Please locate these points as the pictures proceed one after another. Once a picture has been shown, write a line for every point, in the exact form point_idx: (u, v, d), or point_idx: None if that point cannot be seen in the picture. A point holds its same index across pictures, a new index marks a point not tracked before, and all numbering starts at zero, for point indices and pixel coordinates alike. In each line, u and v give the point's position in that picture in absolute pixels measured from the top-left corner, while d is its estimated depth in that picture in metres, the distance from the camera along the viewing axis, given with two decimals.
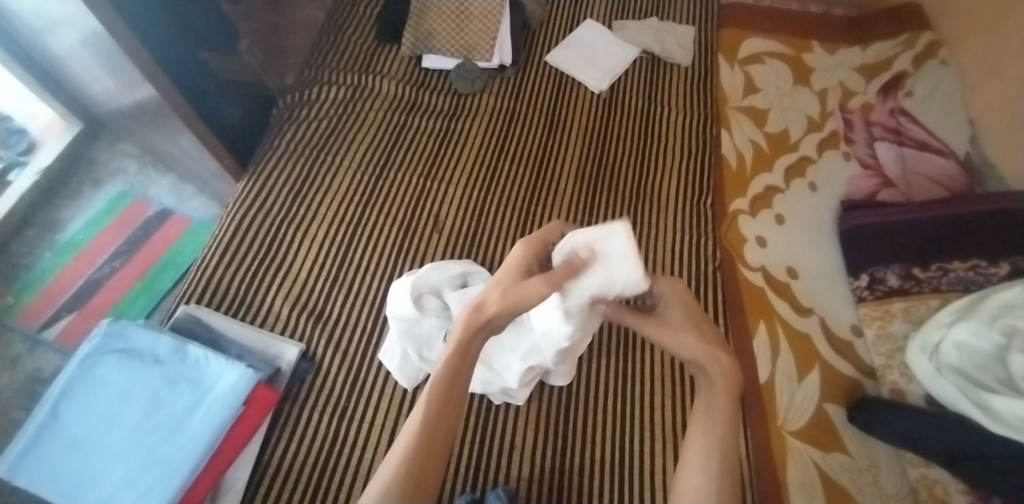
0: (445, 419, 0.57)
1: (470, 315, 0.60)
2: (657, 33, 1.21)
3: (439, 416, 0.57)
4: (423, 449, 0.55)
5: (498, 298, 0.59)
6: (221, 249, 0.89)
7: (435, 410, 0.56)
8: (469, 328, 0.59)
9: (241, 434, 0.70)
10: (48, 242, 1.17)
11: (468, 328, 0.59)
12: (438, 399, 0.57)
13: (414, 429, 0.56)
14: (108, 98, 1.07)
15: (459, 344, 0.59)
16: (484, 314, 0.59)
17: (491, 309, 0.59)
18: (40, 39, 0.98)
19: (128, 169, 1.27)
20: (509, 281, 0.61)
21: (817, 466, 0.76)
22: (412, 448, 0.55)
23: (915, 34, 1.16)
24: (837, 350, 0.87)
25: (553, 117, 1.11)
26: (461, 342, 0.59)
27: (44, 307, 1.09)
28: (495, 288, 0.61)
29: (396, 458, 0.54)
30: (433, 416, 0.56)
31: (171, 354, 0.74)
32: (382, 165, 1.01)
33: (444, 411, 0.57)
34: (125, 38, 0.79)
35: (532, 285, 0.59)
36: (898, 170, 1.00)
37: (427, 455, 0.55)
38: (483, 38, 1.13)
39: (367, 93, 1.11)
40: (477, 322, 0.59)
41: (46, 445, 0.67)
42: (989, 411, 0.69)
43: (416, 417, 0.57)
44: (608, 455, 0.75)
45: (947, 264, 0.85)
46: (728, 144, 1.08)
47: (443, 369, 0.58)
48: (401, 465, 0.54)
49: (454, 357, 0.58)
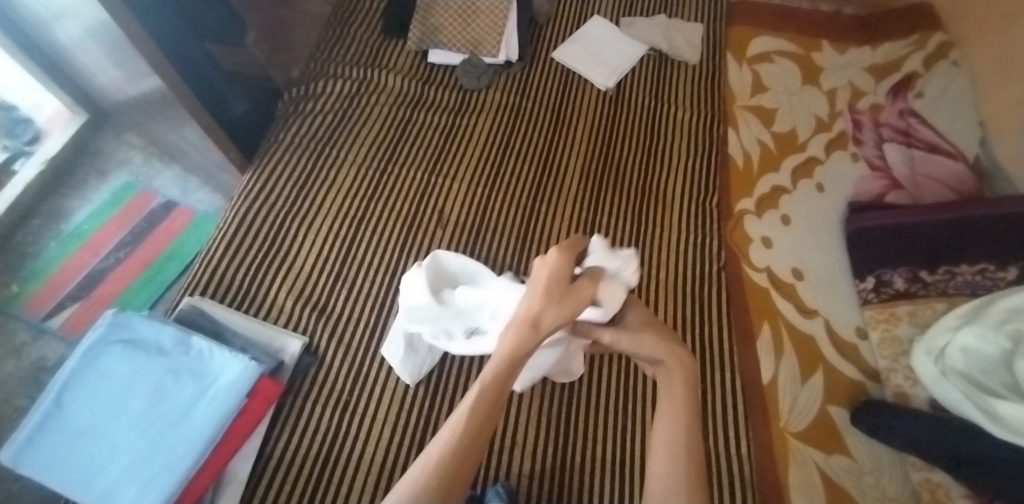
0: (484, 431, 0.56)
1: (524, 329, 0.59)
2: (665, 30, 1.20)
3: (478, 429, 0.56)
4: (456, 459, 0.54)
5: (554, 311, 0.59)
6: (225, 241, 0.89)
7: (477, 417, 0.57)
8: (524, 341, 0.59)
9: (245, 426, 0.71)
10: (53, 231, 1.17)
11: (520, 339, 0.59)
12: (479, 410, 0.57)
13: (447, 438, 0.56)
14: (114, 89, 1.07)
15: (510, 355, 0.59)
16: (541, 329, 0.59)
17: (544, 324, 0.59)
18: (48, 29, 0.98)
19: (134, 160, 1.28)
20: (557, 290, 0.61)
21: (819, 468, 0.76)
22: (447, 456, 0.54)
23: (927, 34, 1.15)
24: (840, 352, 0.86)
25: (559, 114, 1.11)
26: (513, 353, 0.59)
27: (49, 296, 1.09)
28: (544, 299, 0.60)
29: (429, 462, 0.54)
30: (472, 424, 0.56)
31: (176, 346, 0.75)
32: (387, 160, 1.01)
33: (483, 424, 0.56)
34: (132, 28, 0.79)
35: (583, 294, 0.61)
36: (907, 172, 0.99)
37: (461, 464, 0.54)
38: (489, 33, 1.13)
39: (372, 87, 1.11)
40: (532, 336, 0.59)
41: (49, 435, 0.67)
42: (993, 416, 0.69)
43: (455, 425, 0.57)
44: (608, 453, 0.74)
45: (955, 267, 0.85)
46: (735, 144, 1.08)
47: (489, 378, 0.59)
48: (431, 472, 0.53)
49: (502, 370, 0.59)
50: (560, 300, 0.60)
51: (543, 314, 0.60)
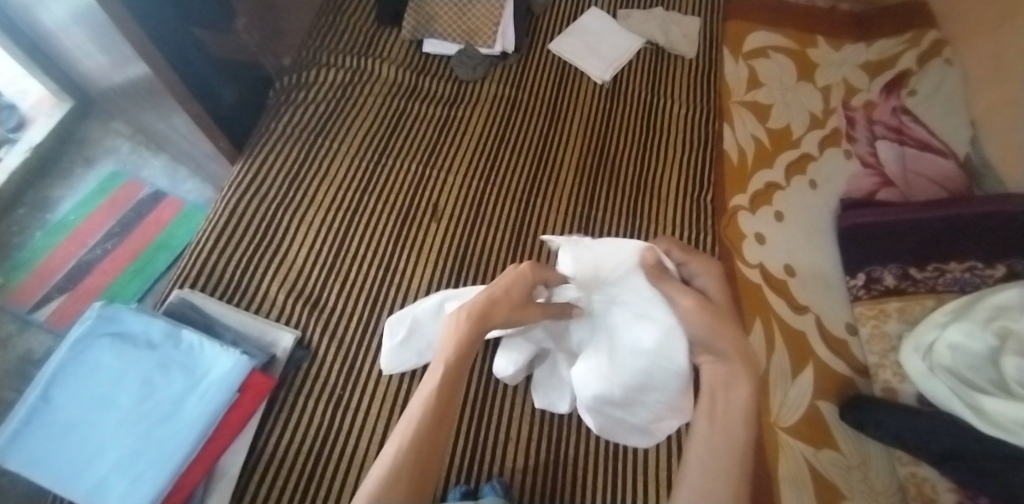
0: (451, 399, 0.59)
1: (477, 317, 0.64)
2: (662, 24, 1.20)
3: (444, 399, 0.59)
4: (428, 430, 0.56)
5: (506, 310, 0.65)
6: (216, 233, 0.88)
7: (445, 386, 0.59)
8: (474, 327, 0.63)
9: (236, 420, 0.70)
10: (39, 221, 1.15)
11: (472, 328, 0.63)
12: (446, 378, 0.60)
13: (413, 423, 0.57)
14: (100, 75, 1.05)
15: (461, 341, 0.62)
16: (491, 320, 0.64)
17: (497, 317, 0.65)
18: (32, 13, 0.96)
19: (121, 148, 1.25)
20: (513, 298, 0.66)
21: (808, 462, 0.77)
22: (420, 426, 0.56)
23: (921, 32, 1.16)
24: (831, 348, 0.87)
25: (555, 107, 1.10)
26: (464, 339, 0.62)
27: (35, 287, 1.07)
28: (500, 296, 0.66)
29: (402, 435, 0.56)
30: (435, 406, 0.58)
31: (165, 339, 0.74)
32: (381, 151, 1.00)
33: (449, 395, 0.59)
34: (117, 10, 0.76)
35: (529, 312, 0.67)
36: (899, 169, 1.00)
37: (426, 451, 0.55)
38: (485, 24, 1.12)
39: (366, 77, 1.09)
40: (481, 327, 0.64)
41: (37, 429, 0.66)
42: (980, 412, 0.70)
43: (421, 400, 0.59)
44: (602, 446, 0.75)
45: (944, 265, 0.85)
46: (731, 139, 1.08)
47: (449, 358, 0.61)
48: (410, 441, 0.55)
49: (458, 351, 0.61)
50: (513, 306, 0.66)
51: (491, 311, 0.65)
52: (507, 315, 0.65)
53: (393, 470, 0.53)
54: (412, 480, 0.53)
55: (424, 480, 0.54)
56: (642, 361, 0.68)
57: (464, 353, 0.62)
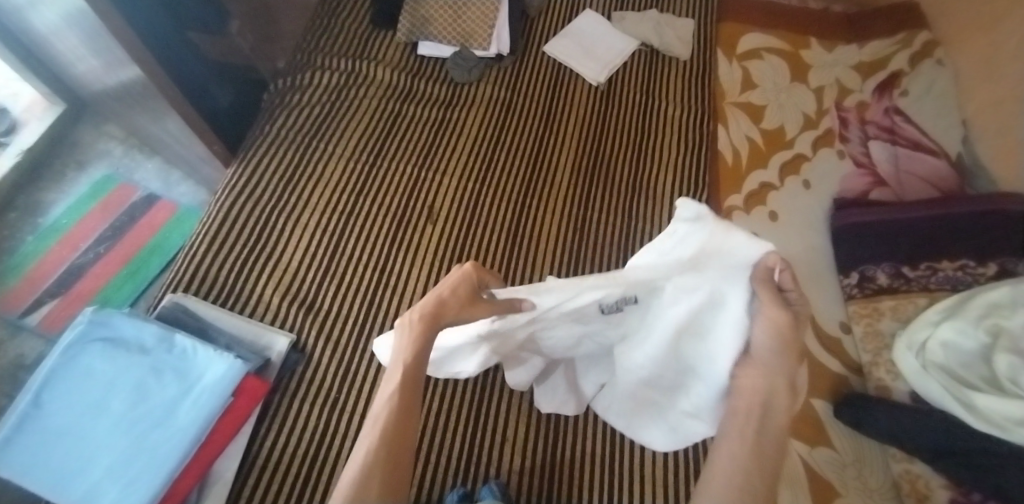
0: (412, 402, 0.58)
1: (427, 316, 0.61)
2: (656, 25, 1.20)
3: (405, 404, 0.57)
4: (394, 435, 0.55)
5: (456, 308, 0.61)
6: (210, 236, 0.87)
7: (404, 390, 0.58)
8: (427, 327, 0.60)
9: (231, 424, 0.69)
10: (30, 225, 1.14)
11: (425, 329, 0.60)
12: (404, 382, 0.58)
13: (377, 429, 0.55)
14: (92, 78, 1.04)
15: (415, 343, 0.60)
16: (443, 318, 0.61)
17: (450, 312, 0.61)
18: (23, 16, 0.95)
19: (113, 152, 1.24)
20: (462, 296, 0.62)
21: (804, 461, 0.77)
22: (384, 434, 0.55)
23: (913, 33, 1.16)
24: (826, 347, 0.88)
25: (551, 109, 1.10)
26: (417, 341, 0.60)
27: (26, 291, 1.06)
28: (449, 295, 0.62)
29: (369, 440, 0.55)
30: (399, 411, 0.57)
31: (158, 343, 0.73)
32: (376, 154, 1.00)
33: (409, 398, 0.58)
34: (110, 14, 0.76)
35: (478, 309, 0.62)
36: (892, 169, 1.01)
37: (393, 458, 0.54)
38: (480, 26, 1.12)
39: (361, 79, 1.09)
40: (435, 324, 0.61)
41: (29, 434, 0.65)
42: (972, 409, 0.70)
43: (382, 407, 0.57)
44: (598, 447, 0.75)
45: (936, 263, 0.86)
46: (725, 140, 1.08)
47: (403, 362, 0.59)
48: (376, 448, 0.54)
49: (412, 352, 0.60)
50: (462, 305, 0.62)
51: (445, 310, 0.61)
52: (460, 310, 0.62)
53: (363, 477, 0.52)
54: (383, 486, 0.52)
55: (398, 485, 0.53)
56: (695, 359, 0.62)
57: (422, 355, 0.60)
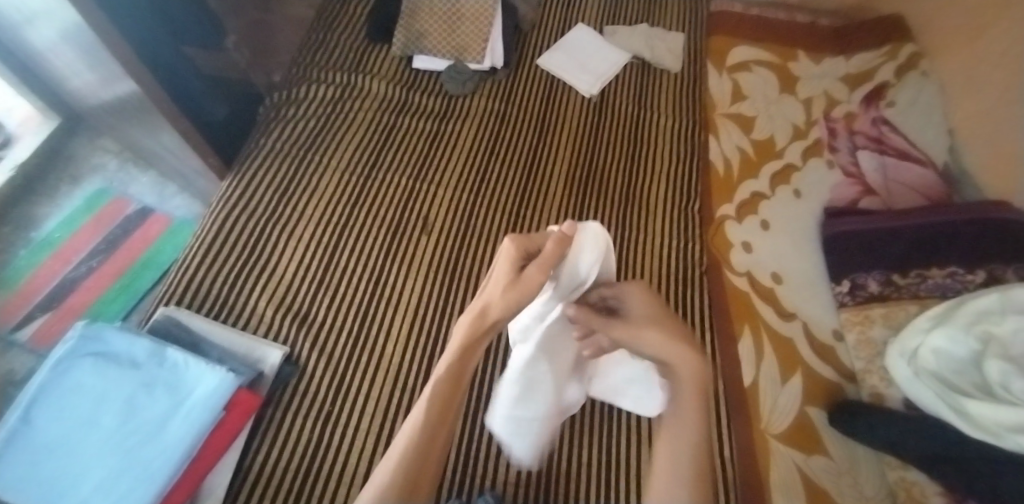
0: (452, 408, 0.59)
1: (473, 320, 0.60)
2: (647, 39, 1.22)
3: (443, 410, 0.59)
4: (426, 441, 0.57)
5: (500, 301, 0.58)
6: (204, 249, 0.87)
7: (443, 395, 0.59)
8: (474, 331, 0.60)
9: (221, 440, 0.69)
10: (23, 239, 1.14)
11: (473, 332, 0.60)
12: (438, 400, 0.59)
13: (413, 430, 0.58)
14: (88, 92, 1.05)
15: (463, 345, 0.60)
16: (488, 319, 0.59)
17: (493, 315, 0.59)
18: (19, 32, 0.96)
19: (108, 165, 1.24)
20: (506, 282, 0.58)
21: (799, 469, 0.78)
22: (417, 437, 0.57)
23: (898, 45, 1.19)
24: (818, 355, 0.89)
25: (544, 121, 1.11)
26: (465, 343, 0.60)
27: (18, 305, 1.06)
28: (494, 288, 0.59)
29: (401, 445, 0.57)
30: (436, 415, 0.58)
31: (149, 358, 0.73)
32: (371, 166, 1.00)
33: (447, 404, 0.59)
34: (106, 30, 0.76)
35: (529, 279, 0.57)
36: (880, 178, 1.02)
37: (422, 463, 0.56)
38: (473, 40, 1.13)
39: (355, 92, 1.10)
40: (480, 327, 0.60)
41: (17, 451, 0.65)
42: (964, 415, 0.70)
43: (419, 412, 0.59)
44: (594, 458, 0.75)
45: (926, 271, 0.87)
46: (715, 151, 1.10)
47: (446, 368, 0.60)
48: (408, 450, 0.57)
49: (459, 355, 0.60)
50: (508, 288, 0.58)
51: (489, 308, 0.59)
52: (505, 315, 0.59)
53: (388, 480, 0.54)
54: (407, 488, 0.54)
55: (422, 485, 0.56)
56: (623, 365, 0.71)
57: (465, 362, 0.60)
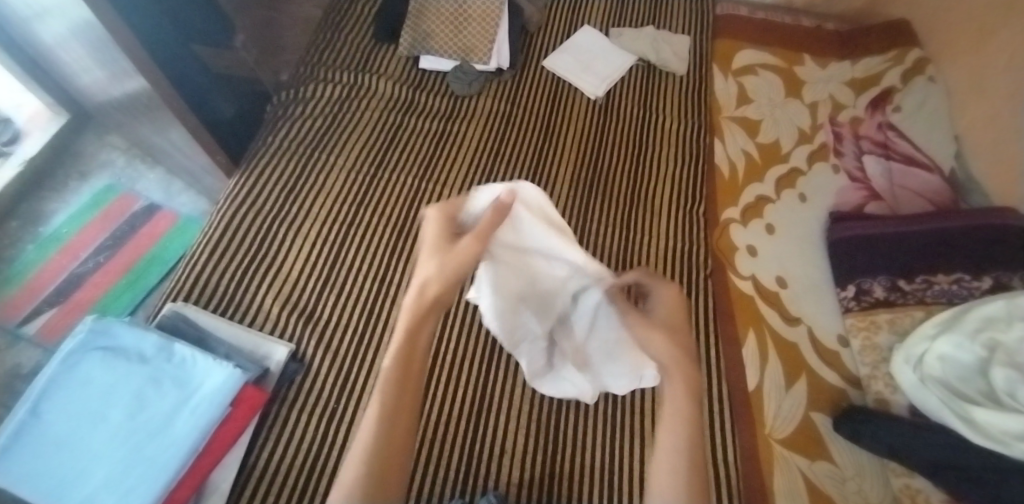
0: (407, 397, 0.58)
1: (414, 299, 0.61)
2: (653, 42, 1.22)
3: (398, 397, 0.57)
4: (387, 432, 0.55)
5: (437, 276, 0.60)
6: (210, 246, 0.87)
7: (395, 383, 0.58)
8: (417, 313, 0.60)
9: (228, 435, 0.69)
10: (31, 234, 1.14)
11: (418, 314, 0.61)
12: (390, 388, 0.57)
13: (370, 425, 0.55)
14: (98, 89, 1.06)
15: (408, 330, 0.60)
16: (429, 297, 0.61)
17: (433, 290, 0.60)
18: (30, 28, 0.97)
19: (115, 161, 1.25)
20: (441, 252, 0.62)
21: (803, 474, 0.77)
22: (376, 429, 0.55)
23: (905, 50, 1.19)
24: (823, 359, 0.88)
25: (550, 122, 1.11)
26: (410, 328, 0.60)
27: (25, 300, 1.06)
28: (430, 265, 0.61)
29: (361, 443, 0.55)
30: (395, 404, 0.57)
31: (158, 352, 0.73)
32: (377, 165, 1.01)
33: (401, 392, 0.58)
34: (117, 27, 0.77)
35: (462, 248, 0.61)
36: (886, 183, 1.02)
37: (386, 459, 0.54)
38: (480, 42, 1.13)
39: (362, 92, 1.10)
40: (422, 305, 0.61)
41: (26, 445, 0.65)
42: (972, 423, 0.69)
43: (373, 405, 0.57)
44: (598, 459, 0.75)
45: (932, 277, 0.86)
46: (721, 154, 1.10)
47: (394, 354, 0.59)
48: (370, 447, 0.54)
49: (406, 337, 0.60)
50: (443, 258, 0.62)
51: (429, 287, 0.61)
52: (442, 289, 0.61)
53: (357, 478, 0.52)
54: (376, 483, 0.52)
55: (388, 482, 0.53)
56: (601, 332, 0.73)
57: (417, 345, 0.60)
